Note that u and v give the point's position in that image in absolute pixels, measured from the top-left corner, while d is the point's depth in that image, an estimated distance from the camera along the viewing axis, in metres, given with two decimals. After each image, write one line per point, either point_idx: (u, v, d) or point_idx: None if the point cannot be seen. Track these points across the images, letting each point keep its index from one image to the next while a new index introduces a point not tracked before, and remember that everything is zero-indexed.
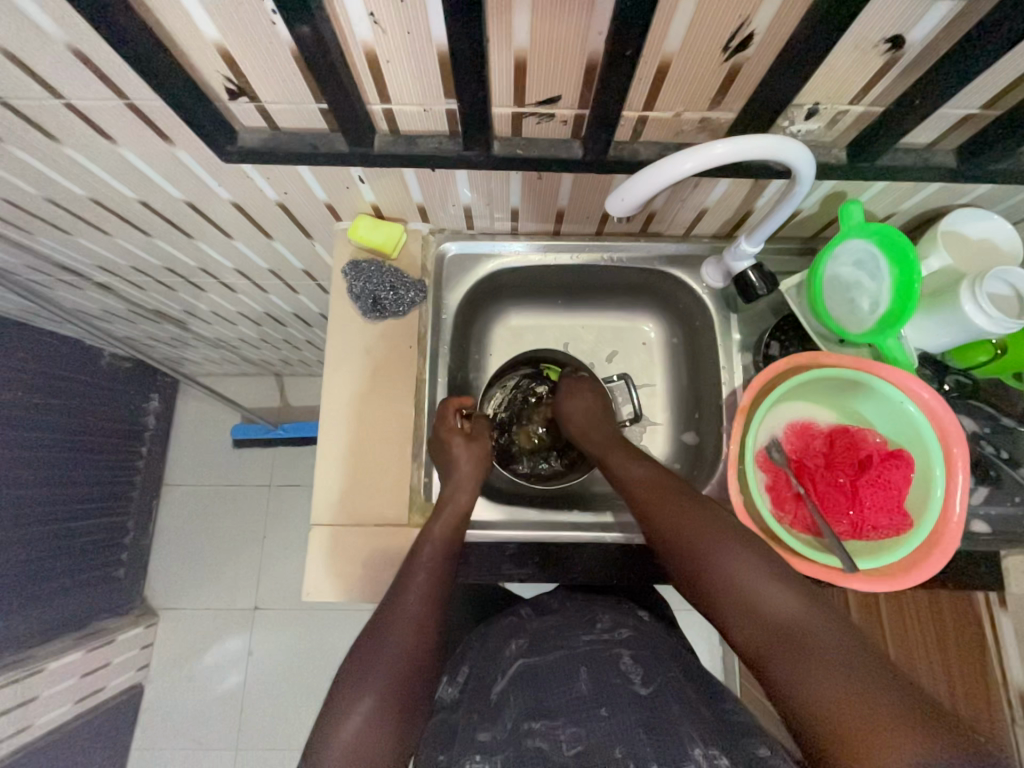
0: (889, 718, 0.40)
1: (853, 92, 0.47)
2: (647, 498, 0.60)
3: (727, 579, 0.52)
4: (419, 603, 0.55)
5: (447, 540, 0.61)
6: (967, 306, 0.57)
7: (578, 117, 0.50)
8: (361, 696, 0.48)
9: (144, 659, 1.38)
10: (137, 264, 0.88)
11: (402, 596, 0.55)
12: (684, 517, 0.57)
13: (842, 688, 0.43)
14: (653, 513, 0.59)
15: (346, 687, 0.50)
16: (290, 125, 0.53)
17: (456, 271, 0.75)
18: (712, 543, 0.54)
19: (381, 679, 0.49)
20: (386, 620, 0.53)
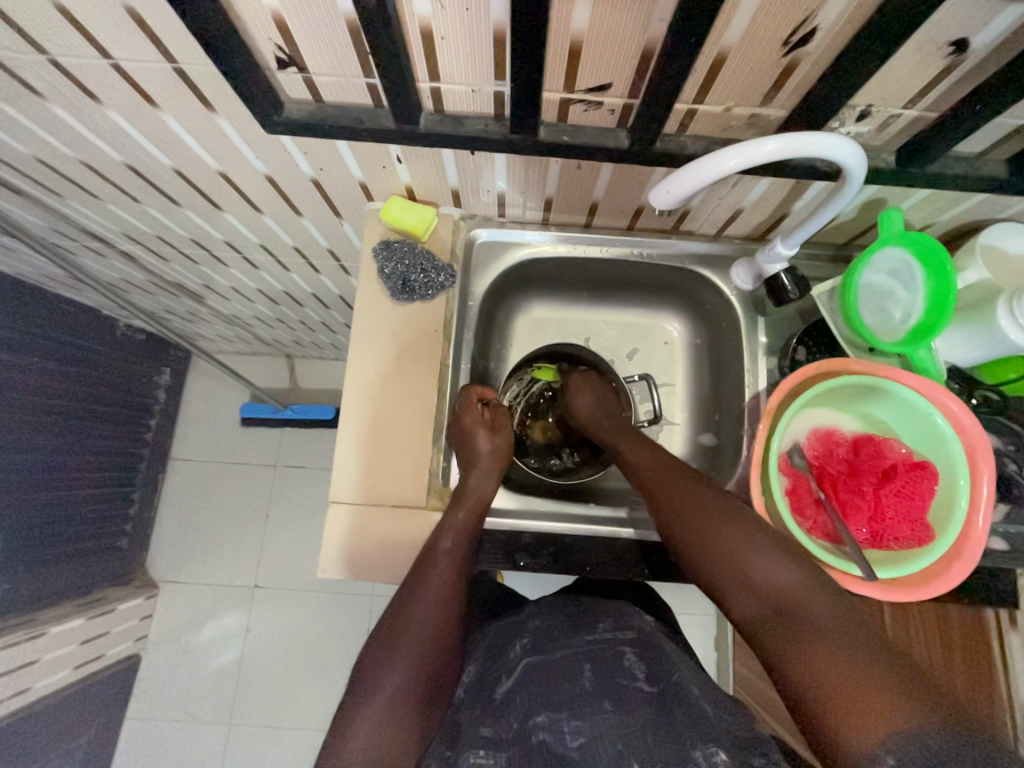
0: (881, 697, 0.42)
1: (910, 95, 0.46)
2: (663, 486, 0.61)
3: (737, 567, 0.53)
4: (442, 588, 0.56)
5: (469, 527, 0.62)
6: (1004, 321, 0.56)
7: (627, 107, 0.50)
8: (389, 671, 0.51)
9: (143, 630, 1.39)
10: (163, 234, 0.88)
11: (424, 579, 0.57)
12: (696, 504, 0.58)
13: (840, 665, 0.45)
14: (667, 500, 0.60)
15: (371, 665, 0.52)
16: (335, 99, 0.52)
17: (484, 258, 0.75)
18: (726, 533, 0.55)
19: (407, 658, 0.52)
20: (410, 603, 0.55)
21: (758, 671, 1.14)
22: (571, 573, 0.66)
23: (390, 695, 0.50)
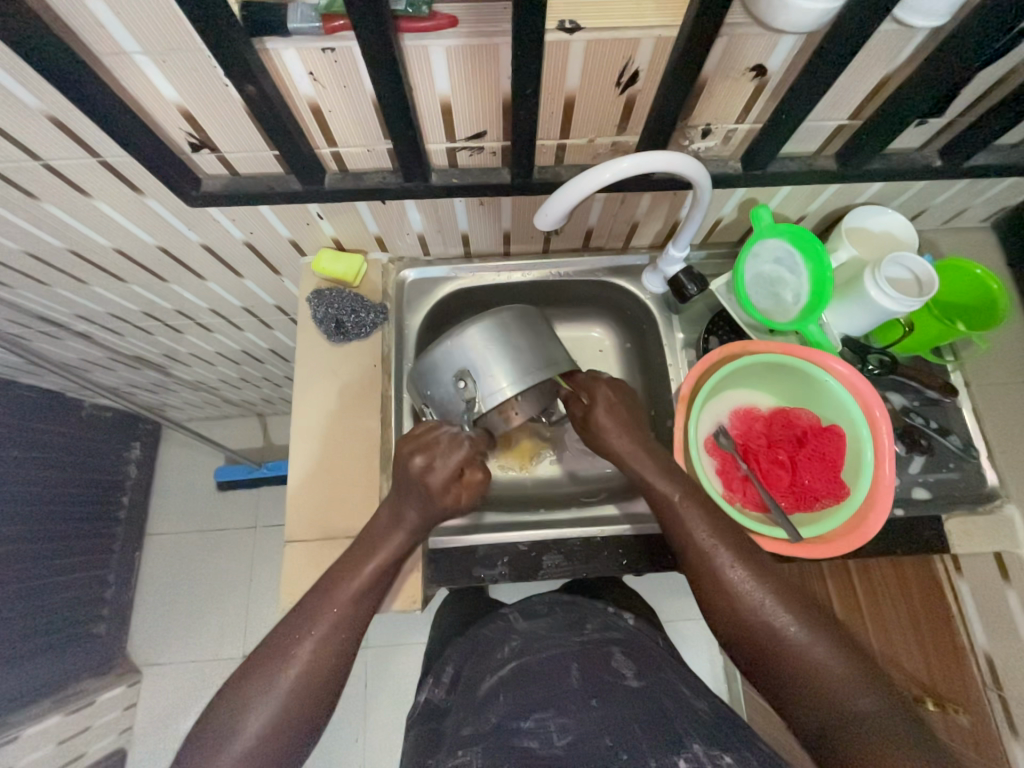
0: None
1: (736, 112, 0.54)
2: (716, 567, 0.55)
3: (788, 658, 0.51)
4: (328, 625, 0.55)
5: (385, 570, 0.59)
6: (871, 289, 0.63)
7: (505, 148, 0.57)
8: (258, 699, 0.52)
9: (128, 720, 1.32)
10: (115, 312, 0.92)
11: (311, 609, 0.56)
12: (751, 588, 0.53)
13: (834, 706, 0.49)
14: (721, 586, 0.55)
15: (240, 692, 0.53)
16: (249, 170, 0.59)
17: (416, 294, 0.81)
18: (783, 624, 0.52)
19: (276, 692, 0.52)
20: (294, 634, 0.55)
21: None
22: (529, 580, 0.69)
23: (263, 720, 0.51)
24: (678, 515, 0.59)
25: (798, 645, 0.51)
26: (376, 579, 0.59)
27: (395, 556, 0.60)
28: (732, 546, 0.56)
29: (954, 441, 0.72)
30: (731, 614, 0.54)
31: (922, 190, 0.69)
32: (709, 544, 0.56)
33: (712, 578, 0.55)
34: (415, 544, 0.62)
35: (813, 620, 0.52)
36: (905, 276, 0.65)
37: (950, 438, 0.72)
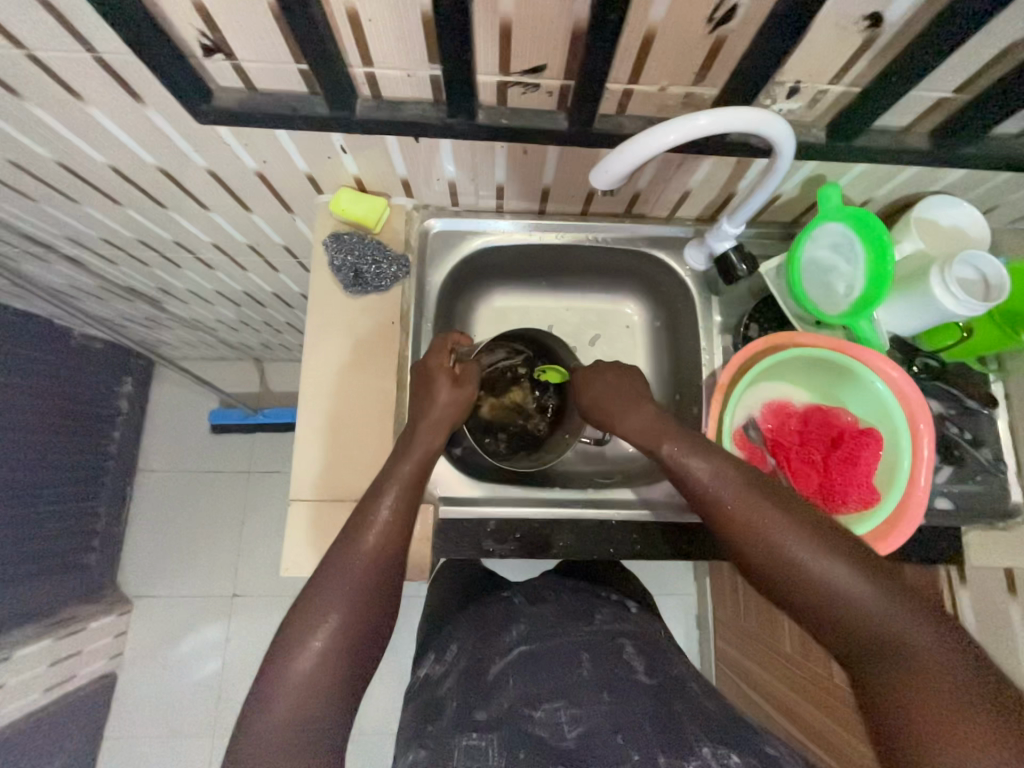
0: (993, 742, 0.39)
1: (833, 71, 0.48)
2: (752, 517, 0.51)
3: (834, 607, 0.47)
4: (371, 554, 0.53)
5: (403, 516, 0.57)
6: (937, 289, 0.59)
7: (564, 88, 0.50)
8: (309, 639, 0.48)
9: (118, 647, 1.35)
10: (109, 237, 0.84)
11: (356, 540, 0.54)
12: (792, 538, 0.49)
13: (908, 679, 0.43)
14: (757, 536, 0.50)
15: (286, 634, 0.49)
16: (268, 87, 0.51)
17: (440, 248, 0.75)
18: (829, 575, 0.47)
19: (327, 628, 0.49)
20: (338, 580, 0.52)
21: (738, 646, 1.17)
22: (539, 557, 0.67)
23: (307, 676, 0.47)
24: (696, 466, 0.55)
25: (855, 607, 0.46)
26: (409, 502, 0.58)
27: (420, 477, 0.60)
28: (770, 495, 0.52)
29: (984, 454, 0.70)
30: (768, 565, 0.50)
31: (1005, 182, 0.63)
32: (749, 500, 0.52)
33: (755, 540, 0.50)
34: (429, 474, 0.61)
35: (866, 570, 0.47)
36: (973, 277, 0.61)
37: (981, 450, 0.69)
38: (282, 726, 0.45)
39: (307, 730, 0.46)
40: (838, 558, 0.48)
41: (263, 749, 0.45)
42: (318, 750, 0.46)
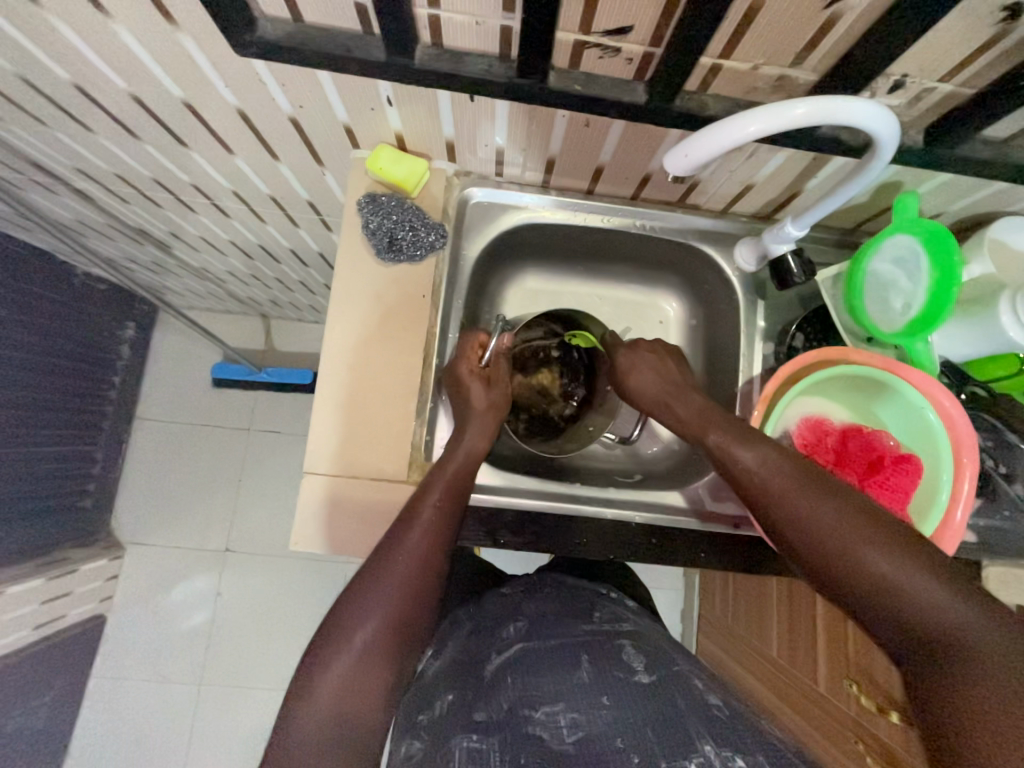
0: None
1: (950, 67, 0.43)
2: (818, 514, 0.49)
3: (905, 615, 0.43)
4: (407, 566, 0.52)
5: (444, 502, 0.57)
6: (1006, 316, 0.57)
7: (646, 56, 0.45)
8: (347, 648, 0.48)
9: (108, 591, 1.34)
10: (122, 172, 0.79)
11: (393, 549, 0.52)
12: (862, 538, 0.46)
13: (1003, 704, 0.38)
14: (823, 534, 0.48)
15: (324, 640, 0.48)
16: (317, 20, 0.46)
17: (478, 219, 0.70)
18: (902, 578, 0.44)
19: (362, 638, 0.48)
20: (381, 570, 0.51)
21: (725, 646, 1.18)
22: (553, 550, 0.66)
23: (346, 669, 0.47)
24: (753, 463, 0.54)
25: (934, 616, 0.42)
26: (445, 519, 0.56)
27: (456, 494, 0.58)
28: (840, 497, 0.49)
29: None
30: (835, 565, 0.47)
31: None
32: (803, 492, 0.50)
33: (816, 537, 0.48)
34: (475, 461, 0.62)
35: (946, 578, 0.44)
36: None
37: (1015, 487, 0.68)
38: (320, 731, 0.45)
39: (345, 738, 0.45)
40: (913, 563, 0.45)
41: (302, 750, 0.44)
42: (360, 755, 0.46)
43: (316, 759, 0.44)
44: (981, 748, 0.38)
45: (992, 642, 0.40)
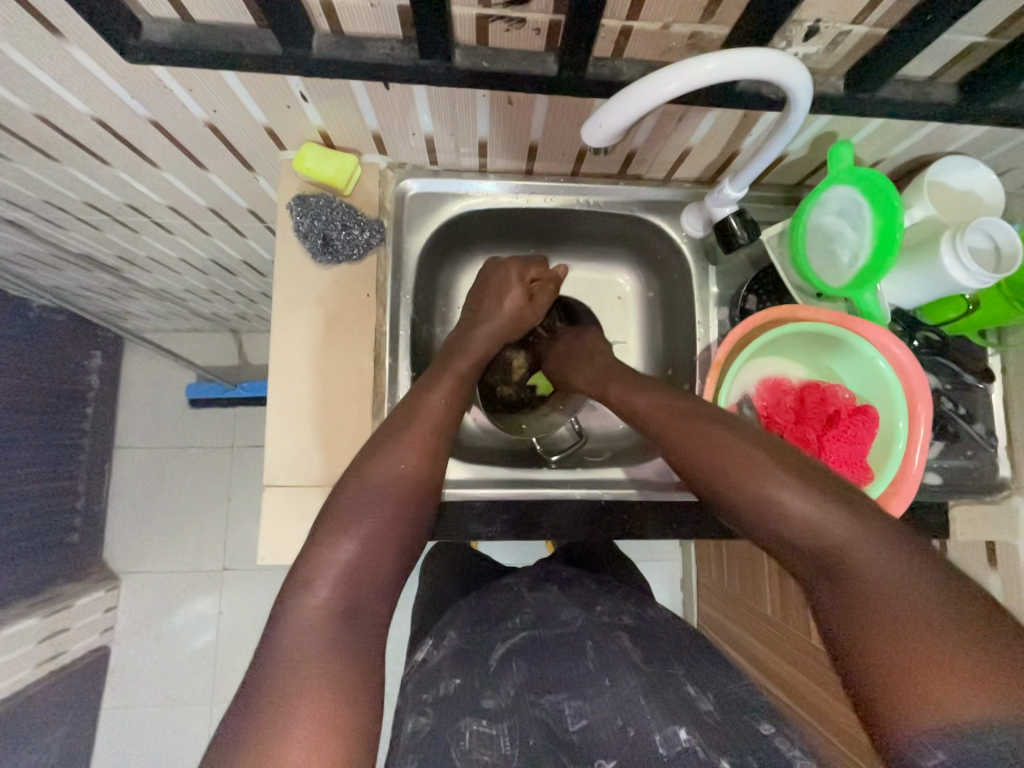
0: (966, 666, 0.35)
1: (859, 7, 0.42)
2: (714, 449, 0.52)
3: (792, 534, 0.45)
4: (404, 472, 0.54)
5: (423, 441, 0.57)
6: (947, 259, 0.56)
7: (553, 24, 0.44)
8: (348, 536, 0.49)
9: (108, 623, 1.34)
10: (52, 198, 0.76)
11: (388, 454, 0.54)
12: (763, 476, 0.48)
13: (890, 625, 0.38)
14: (720, 469, 0.50)
15: (326, 530, 0.49)
16: (208, 18, 0.44)
17: (419, 211, 0.69)
18: (784, 498, 0.46)
19: (365, 528, 0.49)
20: (355, 501, 0.51)
21: (721, 610, 1.20)
22: (533, 533, 0.66)
23: (327, 590, 0.46)
24: (647, 409, 0.59)
25: (829, 540, 0.43)
26: (433, 440, 0.58)
27: (444, 425, 0.60)
28: (731, 430, 0.52)
29: (978, 429, 0.69)
30: (732, 497, 0.49)
31: (1023, 143, 0.59)
32: (711, 432, 0.53)
33: (725, 477, 0.50)
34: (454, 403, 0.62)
35: (828, 495, 0.46)
36: (984, 245, 0.57)
37: (975, 425, 0.68)
38: (325, 614, 0.45)
39: (350, 623, 0.45)
40: (795, 485, 0.47)
41: (309, 632, 0.44)
42: (365, 642, 0.45)
43: (321, 641, 0.43)
44: (863, 652, 0.39)
45: (868, 546, 0.42)
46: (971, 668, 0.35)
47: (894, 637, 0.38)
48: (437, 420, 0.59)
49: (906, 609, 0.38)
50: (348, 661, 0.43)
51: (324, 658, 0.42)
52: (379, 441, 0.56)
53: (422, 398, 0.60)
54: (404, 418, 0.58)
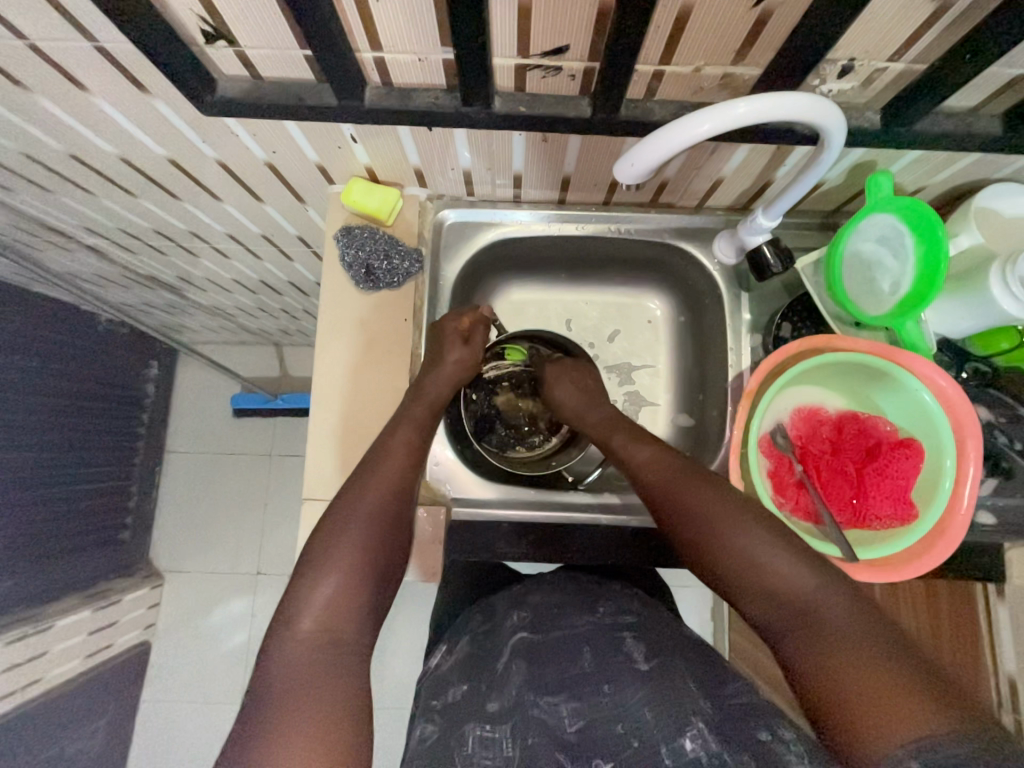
0: (920, 697, 0.39)
1: (895, 46, 0.43)
2: (699, 506, 0.53)
3: (767, 586, 0.48)
4: (376, 510, 0.56)
5: (394, 482, 0.58)
6: (995, 289, 0.54)
7: (587, 71, 0.46)
8: (327, 576, 0.51)
9: (151, 619, 1.41)
10: (125, 226, 0.84)
11: (359, 497, 0.56)
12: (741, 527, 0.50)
13: (852, 660, 0.42)
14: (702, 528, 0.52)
15: (307, 574, 0.51)
16: (274, 75, 0.49)
17: (455, 239, 0.72)
18: (761, 552, 0.49)
19: (344, 566, 0.52)
20: (334, 538, 0.53)
21: (749, 639, 1.15)
22: (554, 560, 0.67)
23: (313, 619, 0.49)
24: (646, 462, 0.59)
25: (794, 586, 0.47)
26: (404, 478, 0.59)
27: (413, 464, 0.61)
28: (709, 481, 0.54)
29: None
30: (710, 553, 0.51)
31: None
32: (689, 483, 0.55)
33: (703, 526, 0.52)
34: (421, 441, 0.63)
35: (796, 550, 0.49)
36: None
37: None
38: (309, 647, 0.48)
39: (332, 655, 0.48)
40: (773, 541, 0.49)
41: (295, 664, 0.46)
42: (346, 670, 0.47)
43: (307, 670, 0.46)
44: (835, 686, 0.41)
45: (829, 597, 0.46)
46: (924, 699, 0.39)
47: (857, 669, 0.41)
48: (405, 461, 0.61)
49: (865, 649, 0.42)
50: (327, 692, 0.45)
51: (307, 689, 0.45)
52: (351, 484, 0.58)
53: (384, 443, 0.61)
54: (375, 462, 0.59)
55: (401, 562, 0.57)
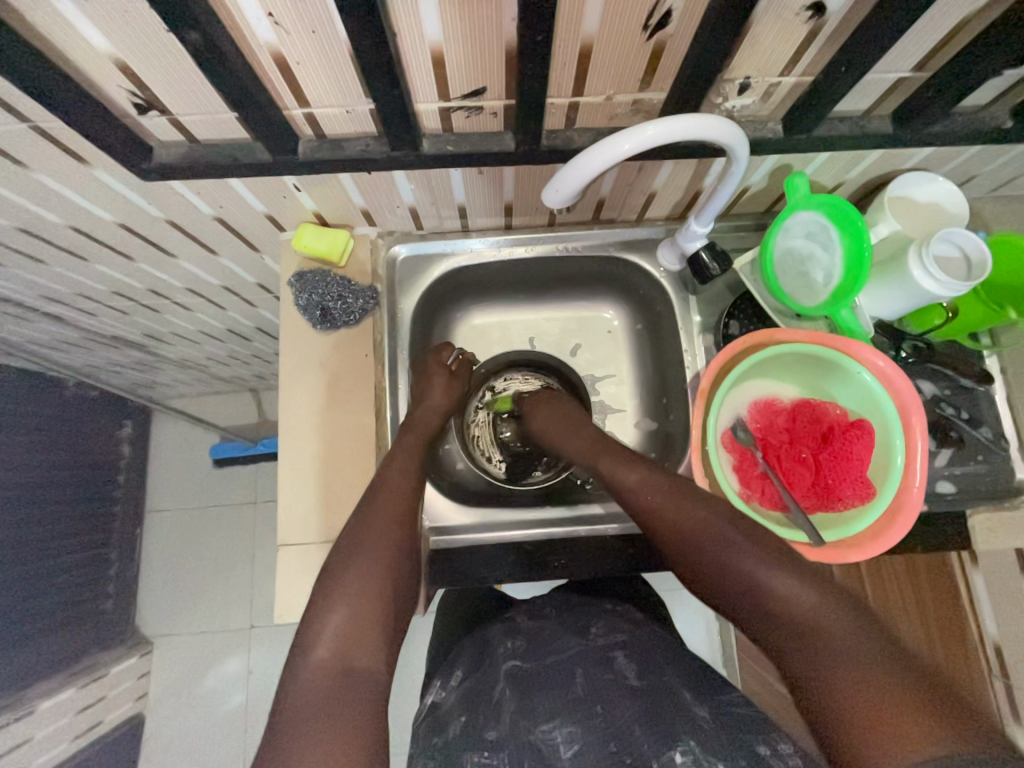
0: (913, 710, 0.39)
1: (784, 62, 0.47)
2: (678, 515, 0.57)
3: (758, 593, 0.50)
4: (379, 542, 0.56)
5: (389, 511, 0.59)
6: (916, 271, 0.57)
7: (507, 107, 0.49)
8: (335, 607, 0.51)
9: (143, 688, 1.35)
10: (82, 291, 0.84)
11: (363, 524, 0.57)
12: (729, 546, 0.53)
13: (850, 674, 0.43)
14: (687, 543, 0.55)
15: (317, 608, 0.52)
16: (208, 136, 0.51)
17: (409, 273, 0.74)
18: (745, 563, 0.52)
19: (349, 598, 0.52)
20: (339, 569, 0.54)
21: None
22: (542, 578, 0.67)
23: (328, 649, 0.49)
24: (635, 484, 0.61)
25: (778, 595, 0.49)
26: (398, 504, 0.60)
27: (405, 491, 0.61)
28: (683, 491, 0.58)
29: (984, 433, 0.67)
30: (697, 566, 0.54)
31: (978, 154, 0.62)
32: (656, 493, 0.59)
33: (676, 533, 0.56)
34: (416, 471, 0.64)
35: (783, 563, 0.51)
36: (953, 254, 0.58)
37: (981, 430, 0.67)
38: (324, 678, 0.47)
39: (342, 689, 0.47)
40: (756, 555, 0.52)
41: (311, 693, 0.46)
42: (360, 700, 0.46)
43: (318, 703, 0.45)
44: (833, 699, 0.42)
45: (815, 607, 0.47)
46: (930, 716, 0.39)
47: (854, 687, 0.42)
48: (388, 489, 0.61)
49: (861, 662, 0.43)
50: (348, 716, 0.45)
51: (324, 718, 0.44)
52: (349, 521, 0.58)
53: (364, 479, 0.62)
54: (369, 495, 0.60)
55: (408, 592, 0.57)
